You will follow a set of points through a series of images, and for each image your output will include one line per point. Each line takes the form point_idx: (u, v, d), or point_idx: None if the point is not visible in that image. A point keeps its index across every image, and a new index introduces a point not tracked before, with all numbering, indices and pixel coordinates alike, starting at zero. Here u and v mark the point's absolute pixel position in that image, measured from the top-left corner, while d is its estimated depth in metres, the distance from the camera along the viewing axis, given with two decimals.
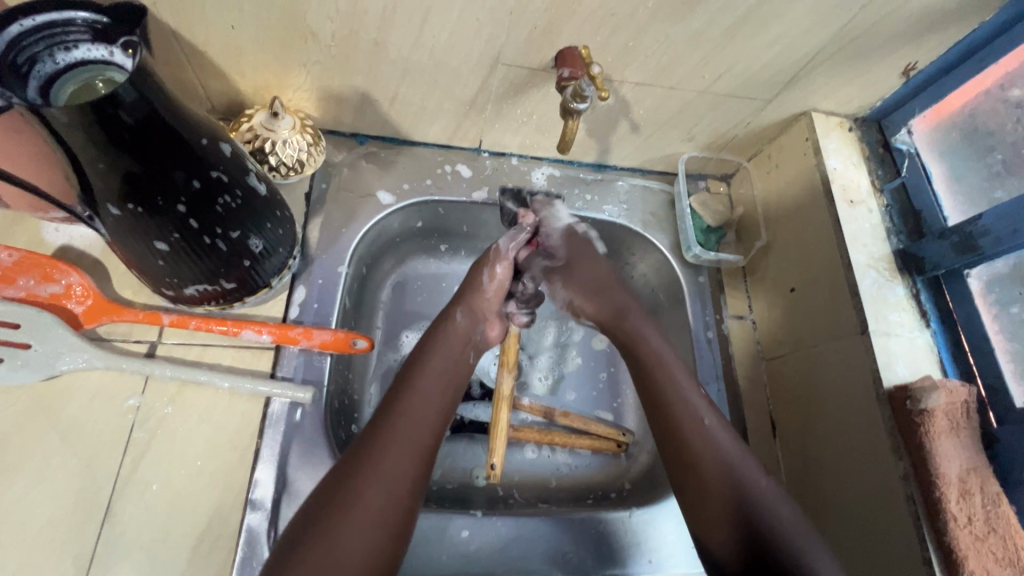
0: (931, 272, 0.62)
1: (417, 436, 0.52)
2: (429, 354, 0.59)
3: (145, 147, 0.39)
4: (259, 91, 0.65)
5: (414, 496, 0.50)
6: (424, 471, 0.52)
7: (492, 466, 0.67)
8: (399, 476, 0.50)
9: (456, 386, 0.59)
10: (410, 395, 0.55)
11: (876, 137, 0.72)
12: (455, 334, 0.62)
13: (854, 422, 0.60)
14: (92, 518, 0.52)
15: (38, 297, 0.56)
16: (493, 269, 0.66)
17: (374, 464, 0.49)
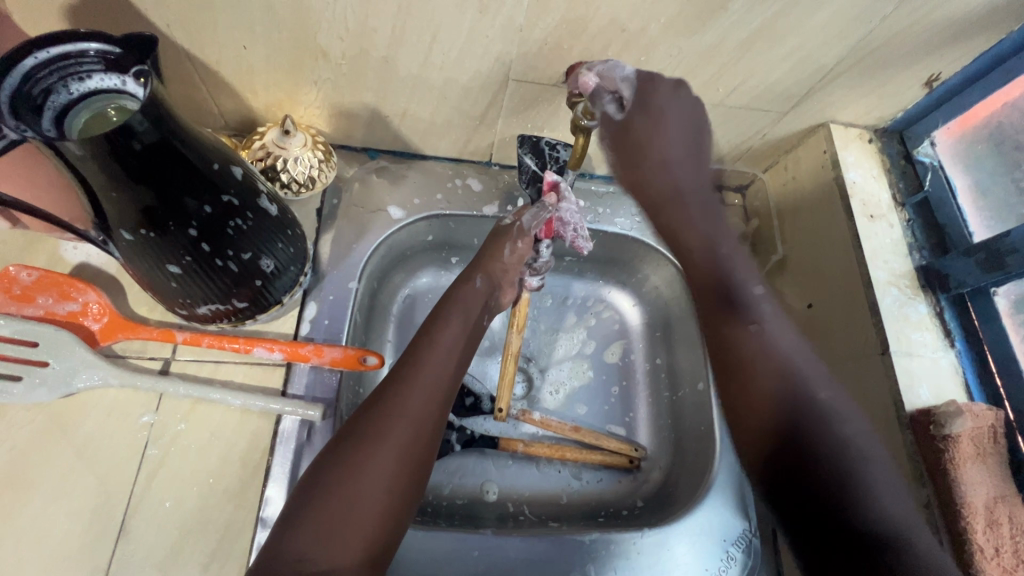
0: (956, 290, 0.60)
1: (428, 403, 0.53)
2: (443, 321, 0.59)
3: (158, 174, 0.40)
4: (272, 108, 0.66)
5: (423, 463, 0.51)
6: (432, 438, 0.52)
7: (502, 410, 0.72)
8: (411, 442, 0.50)
9: (465, 354, 0.59)
10: (423, 360, 0.55)
11: (897, 148, 0.70)
12: (467, 302, 0.62)
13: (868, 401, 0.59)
14: (108, 533, 0.53)
15: (56, 315, 0.57)
16: (515, 243, 0.65)
17: (387, 429, 0.49)
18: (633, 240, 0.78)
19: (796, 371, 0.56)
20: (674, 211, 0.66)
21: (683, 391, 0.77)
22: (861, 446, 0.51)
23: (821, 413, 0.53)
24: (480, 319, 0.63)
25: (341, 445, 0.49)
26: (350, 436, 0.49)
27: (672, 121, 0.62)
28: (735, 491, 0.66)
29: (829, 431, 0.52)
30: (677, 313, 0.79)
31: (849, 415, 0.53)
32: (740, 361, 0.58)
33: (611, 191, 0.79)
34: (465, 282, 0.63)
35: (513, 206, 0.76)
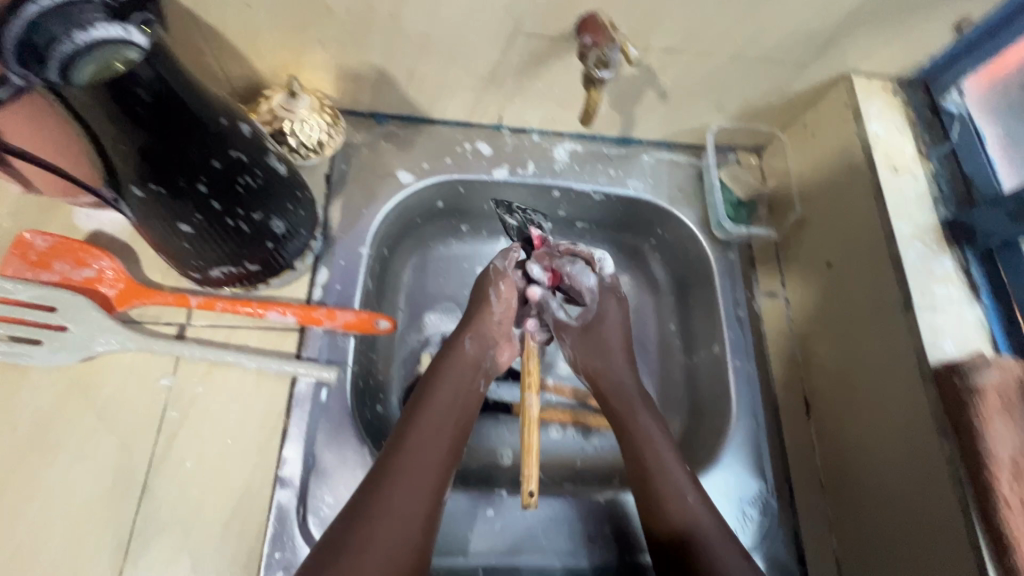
0: (983, 243, 0.58)
1: (422, 475, 0.53)
2: (433, 387, 0.60)
3: (163, 126, 0.40)
4: (277, 72, 0.65)
5: (424, 536, 0.51)
6: (431, 510, 0.52)
7: (531, 494, 0.57)
8: (407, 514, 0.51)
9: (464, 420, 0.60)
10: (416, 430, 0.56)
11: (923, 99, 0.66)
12: (459, 369, 0.62)
13: (892, 459, 0.57)
14: (131, 492, 0.54)
15: (73, 281, 0.58)
16: (498, 287, 0.66)
17: (381, 503, 0.50)
18: (648, 204, 0.77)
19: (676, 477, 0.57)
20: (607, 371, 0.66)
21: (697, 354, 0.75)
22: (713, 534, 0.54)
23: (693, 514, 0.55)
24: (475, 383, 0.63)
25: (342, 523, 0.50)
26: (350, 513, 0.50)
27: (613, 330, 0.68)
28: (751, 451, 0.65)
29: (702, 529, 0.54)
30: (692, 277, 0.77)
31: (694, 497, 0.56)
32: (634, 446, 0.60)
33: (623, 153, 0.78)
34: (454, 350, 0.64)
35: (523, 169, 0.75)
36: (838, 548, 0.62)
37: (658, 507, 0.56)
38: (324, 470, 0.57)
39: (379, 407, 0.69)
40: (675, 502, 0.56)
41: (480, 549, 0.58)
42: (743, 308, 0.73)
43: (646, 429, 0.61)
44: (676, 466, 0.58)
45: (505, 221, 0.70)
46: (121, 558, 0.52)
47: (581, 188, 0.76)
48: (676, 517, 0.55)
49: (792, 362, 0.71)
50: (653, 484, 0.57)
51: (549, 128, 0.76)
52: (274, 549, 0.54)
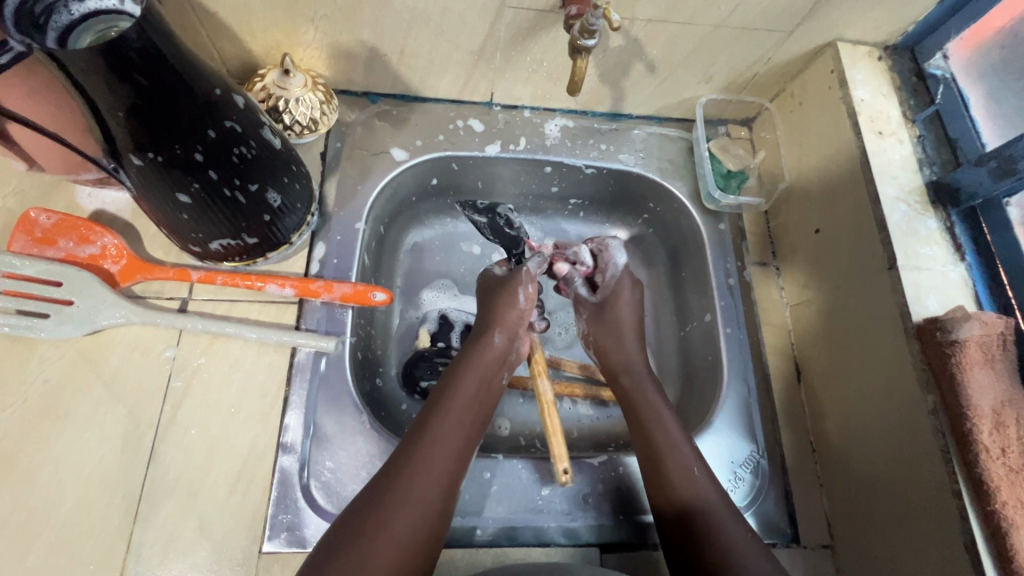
0: (966, 204, 0.58)
1: (444, 463, 0.52)
2: (457, 377, 0.59)
3: (156, 91, 0.41)
4: (271, 51, 0.66)
5: (437, 527, 0.49)
6: (446, 502, 0.51)
7: (566, 473, 0.58)
8: (425, 506, 0.49)
9: (483, 414, 0.59)
10: (438, 422, 0.54)
11: (908, 65, 0.68)
12: (483, 360, 0.61)
13: (891, 433, 0.57)
14: (139, 459, 0.56)
15: (77, 258, 0.59)
16: (526, 287, 0.66)
17: (399, 492, 0.49)
18: (638, 177, 0.78)
19: (681, 450, 0.57)
20: (613, 347, 0.67)
21: (690, 325, 0.76)
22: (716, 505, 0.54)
23: (696, 489, 0.55)
24: (497, 378, 0.61)
25: (357, 508, 0.48)
26: (367, 501, 0.49)
27: (624, 309, 0.69)
28: (743, 415, 0.67)
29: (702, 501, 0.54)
30: (684, 248, 0.79)
31: (704, 475, 0.56)
32: (642, 423, 0.60)
33: (614, 128, 0.79)
34: (482, 341, 0.62)
35: (515, 145, 0.76)
36: (829, 506, 0.63)
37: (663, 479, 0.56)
38: (325, 436, 0.59)
39: (379, 380, 0.71)
40: (684, 475, 0.56)
41: (478, 510, 0.60)
42: (733, 277, 0.74)
43: (648, 402, 0.62)
44: (688, 452, 0.57)
45: (474, 220, 0.78)
46: (131, 521, 0.54)
47: (573, 163, 0.77)
48: (681, 487, 0.55)
49: (783, 329, 0.72)
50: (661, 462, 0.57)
51: (541, 104, 0.77)
52: (278, 512, 0.56)
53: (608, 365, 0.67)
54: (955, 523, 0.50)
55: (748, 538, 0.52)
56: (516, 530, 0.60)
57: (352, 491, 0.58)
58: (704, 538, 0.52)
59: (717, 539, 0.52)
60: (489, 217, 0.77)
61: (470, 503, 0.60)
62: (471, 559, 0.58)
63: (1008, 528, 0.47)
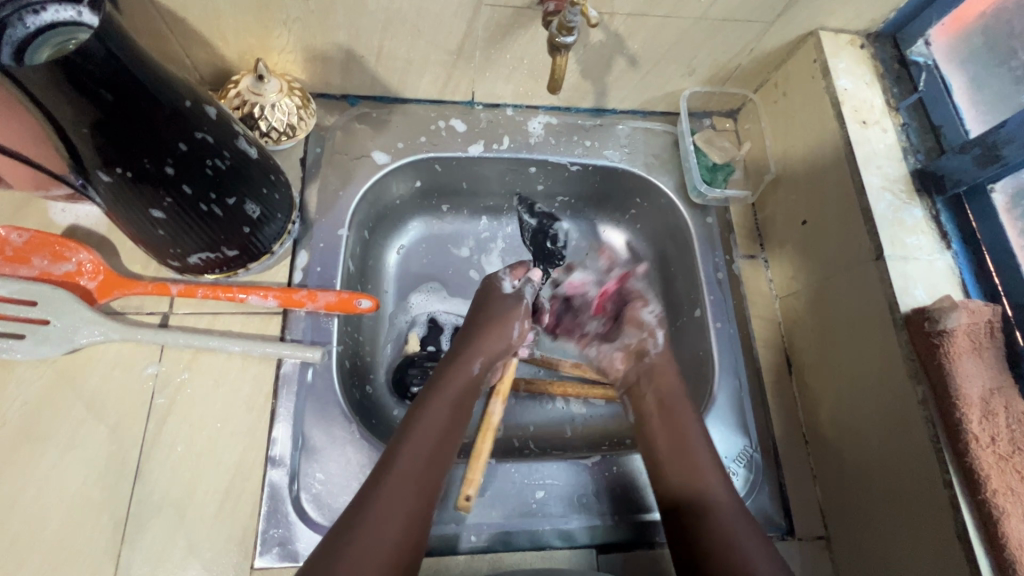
0: (953, 190, 0.59)
1: (413, 493, 0.51)
2: (429, 405, 0.57)
3: (123, 106, 0.40)
4: (244, 56, 0.64)
5: (408, 557, 0.48)
6: (415, 540, 0.49)
7: (468, 497, 0.55)
8: (395, 537, 0.48)
9: (456, 439, 0.57)
10: (405, 456, 0.52)
11: (890, 53, 0.67)
12: (454, 386, 0.60)
13: (879, 428, 0.57)
14: (124, 478, 0.55)
15: (52, 275, 0.58)
16: (523, 323, 0.66)
17: (367, 531, 0.47)
18: (624, 173, 0.77)
19: (701, 461, 0.57)
20: (664, 367, 0.65)
21: (681, 318, 0.76)
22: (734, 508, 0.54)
23: (715, 499, 0.55)
24: (469, 403, 0.60)
25: (325, 549, 0.47)
26: (332, 540, 0.47)
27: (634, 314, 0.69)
28: (734, 409, 0.66)
29: (719, 509, 0.54)
30: (672, 244, 0.78)
31: (721, 486, 0.56)
32: (678, 453, 0.58)
33: (599, 123, 0.78)
34: (460, 369, 0.61)
35: (498, 145, 0.75)
36: (822, 498, 0.63)
37: (684, 495, 0.56)
38: (314, 447, 0.58)
39: (369, 387, 0.70)
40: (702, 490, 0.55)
41: (471, 516, 0.59)
42: (722, 271, 0.73)
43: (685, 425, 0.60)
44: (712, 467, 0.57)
45: (524, 219, 0.82)
46: (119, 542, 0.53)
47: (558, 160, 0.76)
48: (701, 500, 0.55)
49: (772, 320, 0.72)
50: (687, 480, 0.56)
51: (523, 102, 0.76)
52: (269, 527, 0.55)
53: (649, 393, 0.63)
54: (946, 515, 0.50)
55: (756, 537, 0.52)
56: (510, 535, 0.59)
57: (344, 502, 0.57)
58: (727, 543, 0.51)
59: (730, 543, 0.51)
60: (539, 222, 0.82)
61: (463, 511, 0.60)
62: (467, 565, 0.58)
63: (1000, 516, 0.47)
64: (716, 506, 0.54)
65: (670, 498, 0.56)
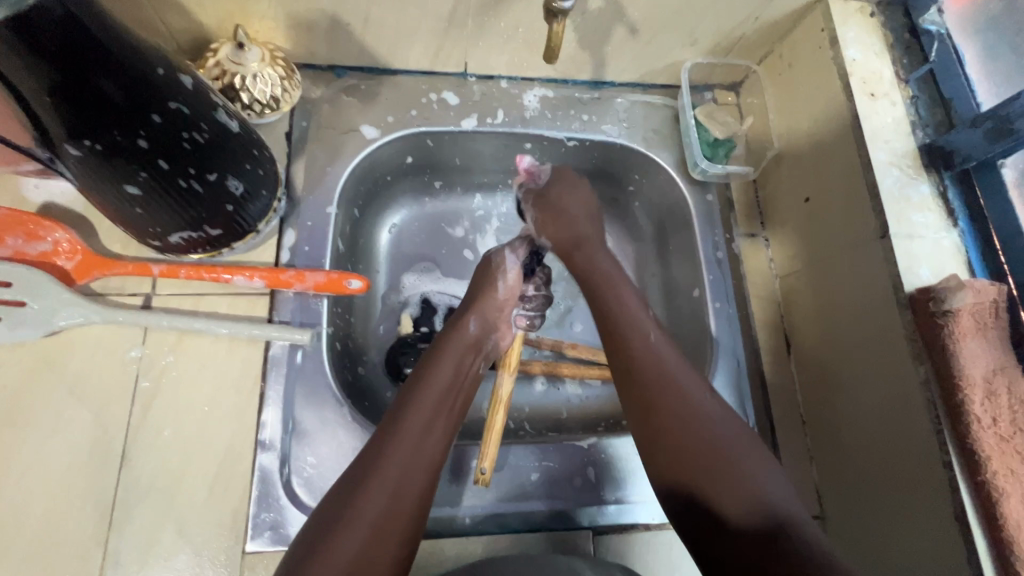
0: (961, 166, 0.56)
1: (420, 447, 0.49)
2: (434, 362, 0.56)
3: (86, 71, 0.37)
4: (223, 23, 0.61)
5: (415, 515, 0.46)
6: (422, 496, 0.47)
7: (483, 471, 0.57)
8: (400, 491, 0.46)
9: (462, 399, 0.55)
10: (416, 410, 0.51)
11: (901, 22, 0.64)
12: (458, 346, 0.58)
13: (879, 408, 0.56)
14: (110, 464, 0.53)
15: (27, 255, 0.55)
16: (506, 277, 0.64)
17: (378, 481, 0.46)
18: (622, 148, 0.75)
19: (683, 386, 0.54)
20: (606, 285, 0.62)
21: (679, 298, 0.74)
22: (740, 452, 0.50)
23: (696, 421, 0.52)
24: (473, 364, 0.59)
25: (333, 503, 0.45)
26: (339, 494, 0.45)
27: (574, 202, 0.68)
28: (733, 390, 0.65)
29: (702, 440, 0.50)
30: (671, 222, 0.76)
31: (726, 420, 0.52)
32: (616, 327, 0.59)
33: (597, 96, 0.75)
34: (463, 329, 0.60)
35: (492, 119, 0.72)
36: (819, 478, 0.63)
37: (665, 434, 0.52)
38: (305, 430, 0.57)
39: (361, 368, 0.69)
40: (681, 400, 0.53)
41: (463, 499, 0.59)
42: (721, 249, 0.71)
43: (623, 303, 0.60)
44: (713, 409, 0.52)
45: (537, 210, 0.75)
46: (106, 528, 0.52)
47: (554, 135, 0.73)
48: (677, 405, 0.52)
49: (772, 300, 0.71)
50: (659, 389, 0.53)
51: (518, 74, 0.73)
52: (260, 511, 0.54)
53: (578, 267, 0.65)
54: (945, 496, 0.49)
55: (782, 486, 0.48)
56: (505, 517, 0.59)
57: None
58: (704, 465, 0.49)
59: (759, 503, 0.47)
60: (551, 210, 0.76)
61: (456, 494, 0.59)
62: (462, 549, 0.57)
63: (999, 498, 0.46)
64: (688, 413, 0.52)
65: (619, 373, 0.57)
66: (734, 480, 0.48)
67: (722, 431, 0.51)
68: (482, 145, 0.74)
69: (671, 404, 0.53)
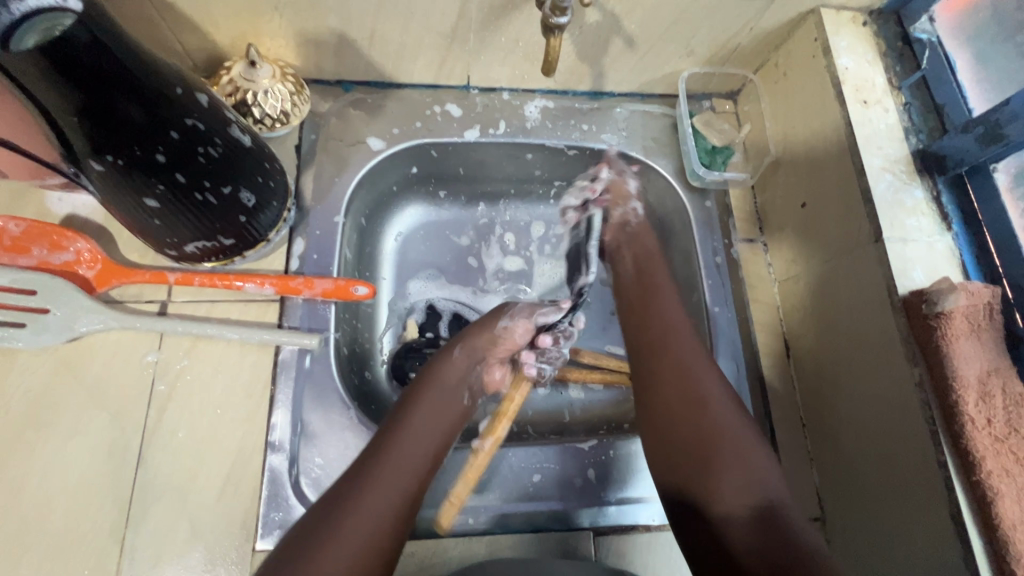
0: (954, 170, 0.57)
1: (399, 478, 0.51)
2: (416, 396, 0.58)
3: (108, 91, 0.40)
4: (236, 42, 0.64)
5: (388, 545, 0.47)
6: (398, 525, 0.49)
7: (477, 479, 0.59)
8: (376, 520, 0.48)
9: (445, 431, 0.58)
10: (396, 440, 0.53)
11: (894, 30, 0.65)
12: (447, 376, 0.61)
13: (876, 410, 0.57)
14: (127, 464, 0.56)
15: (51, 265, 0.58)
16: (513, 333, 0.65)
17: (356, 508, 0.47)
18: (622, 156, 0.76)
19: (691, 360, 0.60)
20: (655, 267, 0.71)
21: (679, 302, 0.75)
22: (741, 432, 0.55)
23: (702, 387, 0.58)
24: (457, 396, 0.61)
25: (308, 526, 0.46)
26: (320, 517, 0.47)
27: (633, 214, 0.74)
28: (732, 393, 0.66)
29: (718, 422, 0.55)
30: (670, 228, 0.77)
31: (729, 405, 0.57)
32: (654, 367, 0.61)
33: (596, 106, 0.77)
34: (448, 360, 0.62)
35: (494, 129, 0.74)
36: (819, 480, 0.64)
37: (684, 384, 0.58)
38: (312, 431, 0.59)
39: (368, 373, 0.71)
40: (685, 377, 0.59)
41: (466, 500, 0.60)
42: (720, 255, 0.73)
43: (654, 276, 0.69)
44: (725, 400, 0.57)
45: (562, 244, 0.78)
46: (124, 525, 0.54)
47: (555, 145, 0.75)
48: (687, 412, 0.56)
49: (772, 305, 0.72)
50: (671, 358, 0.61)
51: (519, 86, 0.75)
52: (270, 510, 0.56)
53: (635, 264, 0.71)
54: (941, 496, 0.50)
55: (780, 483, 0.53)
56: (508, 519, 0.60)
57: None
58: (710, 443, 0.54)
59: (755, 497, 0.51)
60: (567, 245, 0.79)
61: (460, 494, 0.60)
62: (465, 549, 0.59)
63: (993, 497, 0.46)
64: (711, 431, 0.55)
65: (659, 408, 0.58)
66: (736, 459, 0.53)
67: (730, 422, 0.56)
68: (488, 155, 0.76)
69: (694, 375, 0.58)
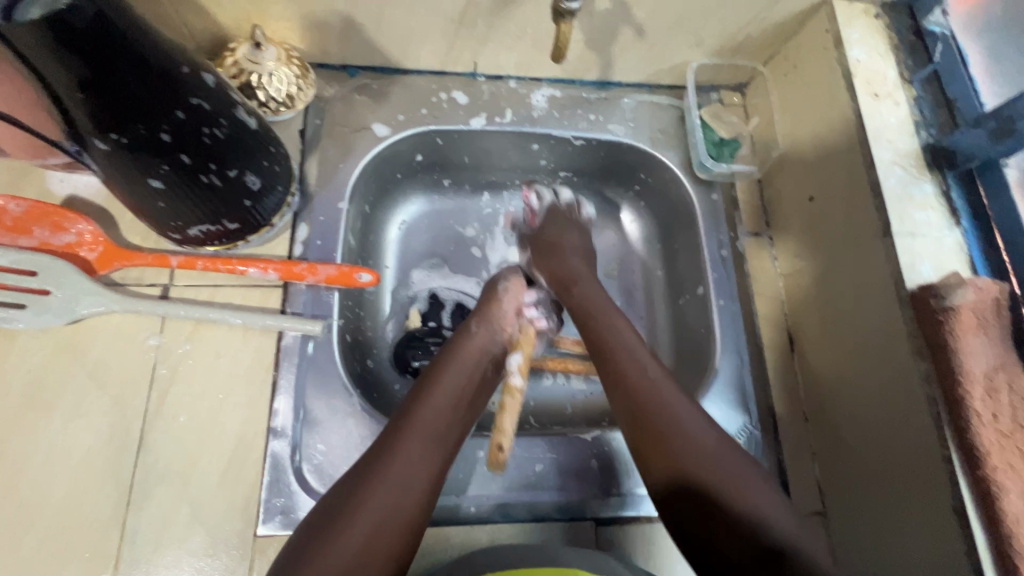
0: (965, 165, 0.57)
1: (423, 448, 0.51)
2: (441, 368, 0.58)
3: (112, 67, 0.39)
4: (241, 24, 0.63)
5: (416, 511, 0.48)
6: (428, 492, 0.49)
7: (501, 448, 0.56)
8: (404, 487, 0.48)
9: (468, 405, 0.57)
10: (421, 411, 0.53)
11: (907, 23, 0.64)
12: (464, 351, 0.60)
13: (881, 406, 0.57)
14: (128, 447, 0.55)
15: (52, 246, 0.58)
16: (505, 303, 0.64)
17: (381, 477, 0.48)
18: (630, 147, 0.76)
19: (642, 361, 0.58)
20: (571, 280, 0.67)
21: (684, 295, 0.75)
22: (717, 460, 0.51)
23: (656, 384, 0.56)
24: (481, 368, 0.60)
25: (337, 496, 0.47)
26: (347, 487, 0.48)
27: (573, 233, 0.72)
28: (736, 386, 0.66)
29: (680, 424, 0.53)
30: (676, 221, 0.77)
31: (693, 415, 0.54)
32: (625, 371, 0.57)
33: (604, 97, 0.76)
34: (472, 333, 0.62)
35: (500, 118, 0.74)
36: (821, 475, 0.64)
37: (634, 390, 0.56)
38: (315, 418, 0.58)
39: (370, 362, 0.70)
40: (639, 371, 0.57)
41: (468, 489, 0.60)
42: (726, 248, 0.72)
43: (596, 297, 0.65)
44: (686, 405, 0.55)
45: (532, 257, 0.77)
46: (124, 508, 0.54)
47: (561, 135, 0.75)
48: (663, 422, 0.54)
49: (776, 298, 0.72)
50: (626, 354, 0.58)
51: (526, 74, 0.75)
52: (271, 496, 0.55)
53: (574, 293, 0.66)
54: (945, 489, 0.50)
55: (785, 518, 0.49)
56: (510, 507, 0.60)
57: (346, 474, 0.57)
58: (704, 460, 0.51)
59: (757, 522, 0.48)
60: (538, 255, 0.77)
61: (464, 483, 0.60)
62: (466, 537, 0.59)
63: (998, 493, 0.46)
64: (694, 448, 0.52)
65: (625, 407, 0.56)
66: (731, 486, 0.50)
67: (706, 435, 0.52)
68: (493, 144, 0.76)
69: (666, 407, 0.54)
